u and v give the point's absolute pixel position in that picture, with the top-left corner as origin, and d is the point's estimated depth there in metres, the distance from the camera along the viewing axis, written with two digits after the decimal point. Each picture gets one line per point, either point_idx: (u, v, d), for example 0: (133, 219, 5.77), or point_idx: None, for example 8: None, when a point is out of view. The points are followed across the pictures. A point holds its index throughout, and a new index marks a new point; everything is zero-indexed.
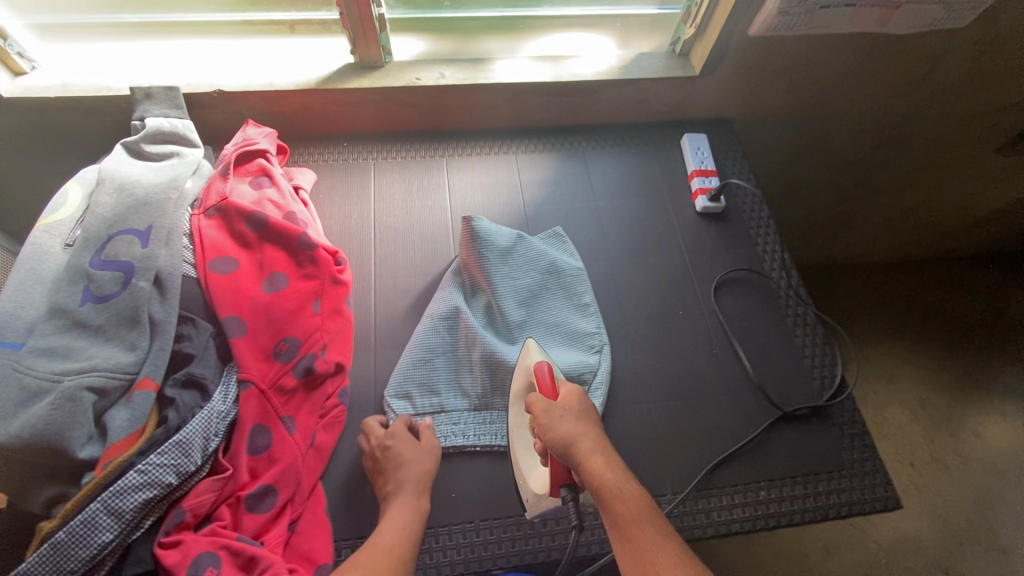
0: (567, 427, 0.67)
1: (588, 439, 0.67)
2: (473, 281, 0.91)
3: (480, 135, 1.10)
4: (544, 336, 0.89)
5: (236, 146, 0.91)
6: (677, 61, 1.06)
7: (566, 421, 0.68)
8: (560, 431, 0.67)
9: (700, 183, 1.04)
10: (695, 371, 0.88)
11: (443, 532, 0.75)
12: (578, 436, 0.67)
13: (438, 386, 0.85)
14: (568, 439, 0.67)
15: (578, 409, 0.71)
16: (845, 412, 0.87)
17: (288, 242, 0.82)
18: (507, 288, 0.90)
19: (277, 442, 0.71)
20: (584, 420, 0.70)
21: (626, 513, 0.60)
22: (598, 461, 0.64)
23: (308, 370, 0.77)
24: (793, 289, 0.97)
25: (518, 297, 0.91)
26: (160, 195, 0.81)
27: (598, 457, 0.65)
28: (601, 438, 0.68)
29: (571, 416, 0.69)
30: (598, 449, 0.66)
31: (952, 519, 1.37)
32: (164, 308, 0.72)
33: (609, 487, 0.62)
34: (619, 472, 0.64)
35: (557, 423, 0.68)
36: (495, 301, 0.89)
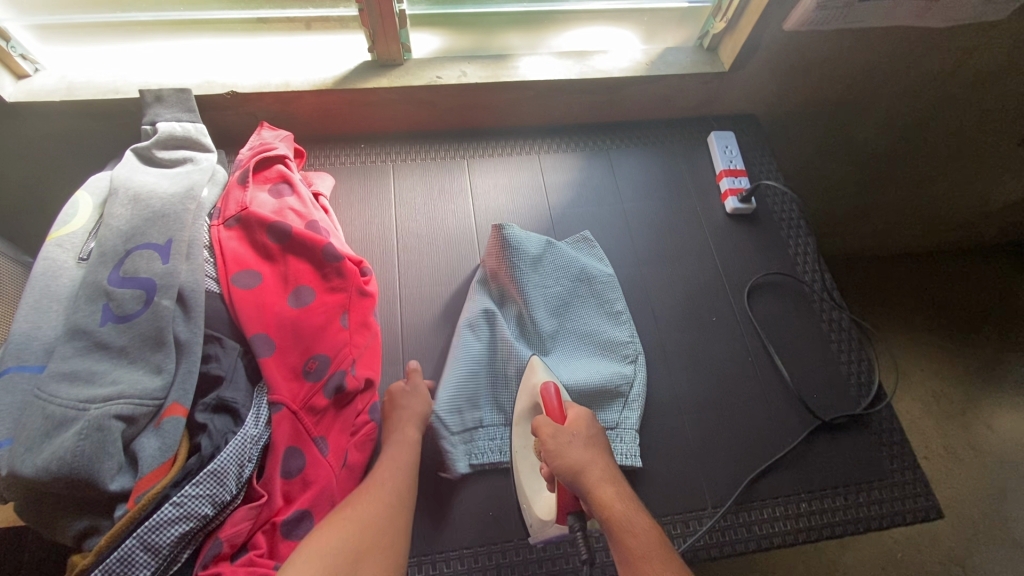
0: (576, 454, 0.69)
1: (597, 469, 0.68)
2: (504, 290, 0.89)
3: (502, 135, 1.06)
4: (576, 346, 0.88)
5: (254, 151, 0.87)
6: (705, 56, 1.02)
7: (572, 448, 0.69)
8: (568, 458, 0.69)
9: (730, 183, 1.01)
10: (730, 380, 0.87)
11: (442, 559, 0.73)
12: (589, 464, 0.68)
13: (478, 399, 0.82)
14: (577, 466, 0.68)
15: (586, 435, 0.72)
16: (884, 420, 0.86)
17: (313, 253, 0.79)
18: (539, 297, 0.89)
19: (311, 464, 0.69)
20: (593, 446, 0.71)
21: (635, 546, 0.61)
22: (607, 492, 0.66)
23: (338, 388, 0.74)
24: (827, 293, 0.95)
25: (550, 306, 0.89)
26: (177, 206, 0.77)
27: (608, 487, 0.67)
28: (608, 466, 0.70)
29: (578, 442, 0.71)
30: (607, 478, 0.68)
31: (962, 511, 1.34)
32: (189, 327, 0.69)
33: (617, 517, 0.64)
34: (627, 503, 0.66)
35: (565, 449, 0.69)
36: (527, 310, 0.87)
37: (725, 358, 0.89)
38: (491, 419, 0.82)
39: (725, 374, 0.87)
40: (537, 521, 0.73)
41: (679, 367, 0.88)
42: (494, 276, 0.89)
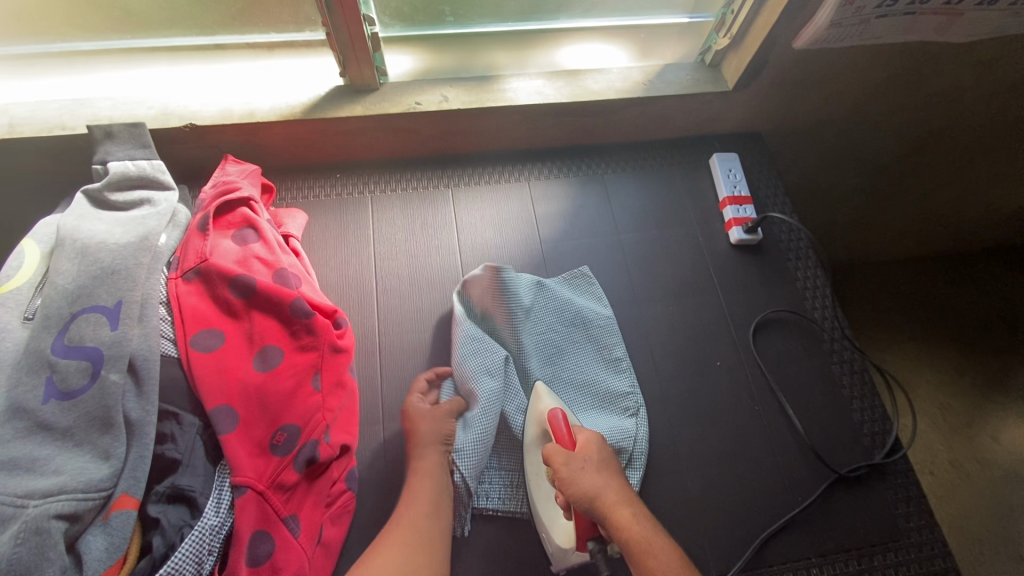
0: (592, 480, 0.64)
1: (612, 492, 0.64)
2: (497, 332, 0.82)
3: (490, 160, 0.99)
4: (575, 394, 0.81)
5: (216, 192, 0.79)
6: (707, 73, 0.95)
7: (587, 473, 0.65)
8: (583, 485, 0.64)
9: (734, 212, 0.94)
10: (737, 432, 0.81)
11: None
12: (604, 490, 0.64)
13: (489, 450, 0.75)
14: (593, 493, 0.64)
15: (600, 457, 0.68)
16: (901, 471, 0.80)
17: (281, 309, 0.72)
18: (532, 343, 0.83)
19: (281, 548, 0.63)
20: (608, 468, 0.67)
21: (658, 570, 0.59)
22: (626, 517, 0.63)
23: (310, 461, 0.68)
24: (839, 331, 0.89)
25: (545, 352, 0.83)
26: (129, 260, 0.70)
27: (625, 510, 0.63)
28: (622, 486, 0.66)
29: (593, 466, 0.66)
30: (626, 500, 0.64)
31: (973, 530, 1.21)
32: (141, 404, 0.62)
33: (637, 541, 0.61)
34: (646, 526, 0.62)
35: (580, 474, 0.65)
36: (522, 356, 0.81)
37: (732, 406, 0.82)
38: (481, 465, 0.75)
39: (731, 423, 0.81)
40: (558, 550, 0.69)
41: (681, 416, 0.81)
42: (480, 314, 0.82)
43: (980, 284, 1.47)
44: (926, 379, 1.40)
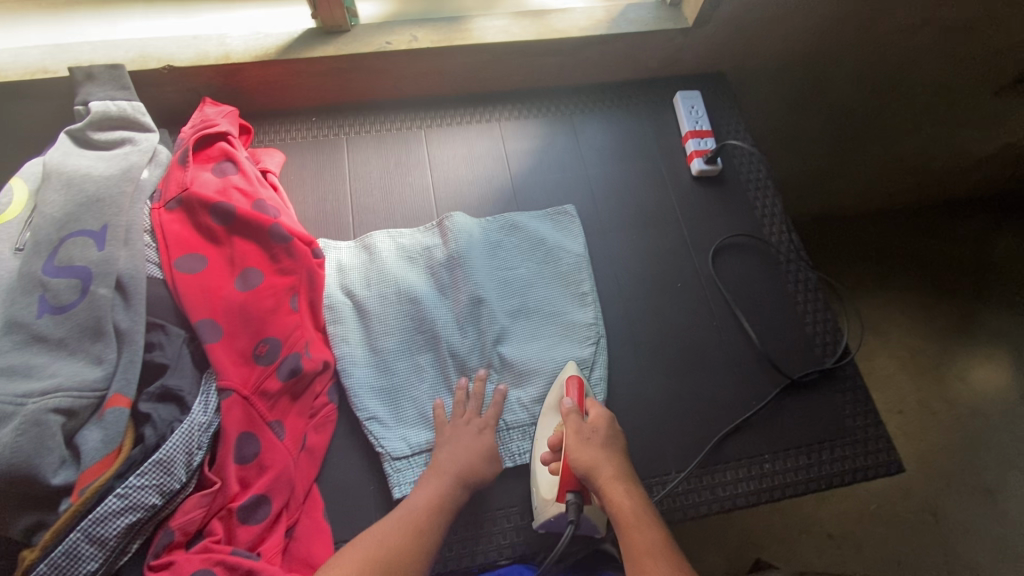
0: (592, 451, 0.69)
1: (609, 468, 0.67)
2: (451, 281, 0.86)
3: (461, 103, 1.02)
4: (537, 325, 0.87)
5: (194, 129, 0.82)
6: (668, 12, 0.98)
7: (588, 448, 0.69)
8: (579, 454, 0.69)
9: (695, 145, 0.98)
10: (697, 345, 0.86)
11: (470, 521, 0.74)
12: (602, 462, 0.68)
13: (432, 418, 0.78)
14: (591, 464, 0.68)
15: (607, 435, 0.71)
16: (849, 377, 0.85)
17: (260, 234, 0.76)
18: (493, 277, 0.88)
19: (266, 448, 0.68)
20: (614, 448, 0.70)
21: (642, 542, 0.61)
22: (618, 493, 0.65)
23: (293, 371, 0.72)
24: (794, 253, 0.93)
25: (509, 287, 0.89)
26: (113, 189, 0.74)
27: (619, 486, 0.66)
28: (624, 467, 0.69)
29: (597, 442, 0.70)
30: (621, 479, 0.67)
31: (938, 461, 1.30)
32: (129, 316, 0.67)
33: (625, 513, 0.64)
34: (638, 504, 0.65)
35: (581, 445, 0.70)
36: (482, 291, 0.86)
37: (693, 324, 0.87)
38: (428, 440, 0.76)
39: (692, 341, 0.86)
40: (541, 501, 0.73)
41: (645, 336, 0.86)
42: (412, 278, 0.86)
43: (941, 231, 1.54)
44: (895, 322, 1.45)
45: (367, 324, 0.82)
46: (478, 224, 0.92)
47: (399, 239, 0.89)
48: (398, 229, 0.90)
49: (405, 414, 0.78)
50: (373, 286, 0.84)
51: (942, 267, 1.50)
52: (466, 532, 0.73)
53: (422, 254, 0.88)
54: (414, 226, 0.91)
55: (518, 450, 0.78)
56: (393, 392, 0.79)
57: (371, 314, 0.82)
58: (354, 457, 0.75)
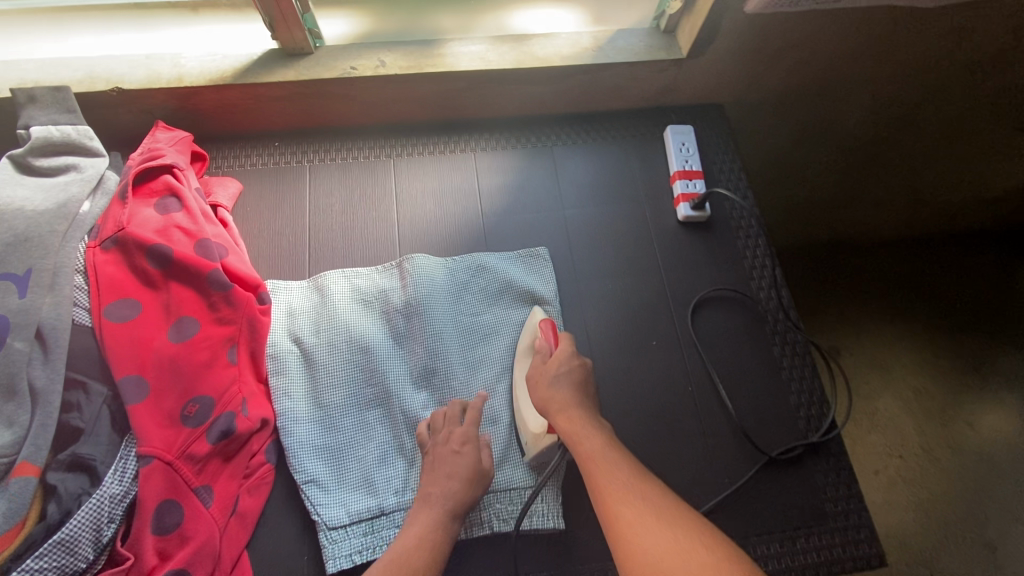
0: (540, 389, 0.70)
1: (558, 397, 0.68)
2: (408, 329, 0.81)
3: (437, 128, 0.96)
4: (497, 380, 0.80)
5: (139, 159, 0.77)
6: (661, 40, 0.90)
7: (543, 384, 0.70)
8: (537, 393, 0.70)
9: (683, 187, 0.91)
10: (670, 412, 0.79)
11: None
12: (549, 397, 0.69)
13: (375, 483, 0.73)
14: (543, 399, 0.69)
15: (563, 369, 0.71)
16: (834, 455, 0.78)
17: (198, 279, 0.71)
18: (454, 325, 0.82)
19: (190, 518, 0.63)
20: (570, 379, 0.70)
21: (586, 453, 0.62)
22: (567, 417, 0.66)
23: (225, 432, 0.67)
24: (783, 312, 0.86)
25: (470, 337, 0.82)
26: (43, 227, 0.69)
27: (563, 412, 0.67)
28: (576, 394, 0.69)
29: (550, 376, 0.71)
30: (570, 405, 0.68)
31: (939, 511, 1.20)
32: (47, 372, 0.62)
33: (571, 434, 0.65)
34: (585, 422, 0.66)
35: (540, 381, 0.71)
36: (439, 342, 0.80)
37: (665, 387, 0.81)
38: (369, 509, 0.71)
39: (664, 404, 0.80)
40: (533, 438, 0.73)
41: (614, 397, 0.80)
42: (365, 325, 0.80)
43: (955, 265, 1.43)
44: (902, 361, 1.34)
45: (313, 374, 0.77)
46: (441, 264, 0.86)
47: (355, 279, 0.83)
48: (355, 269, 0.84)
49: (347, 476, 0.73)
50: (322, 333, 0.79)
51: (959, 306, 1.38)
52: None
53: (378, 297, 0.82)
54: (373, 265, 0.86)
55: (490, 519, 0.71)
56: (336, 451, 0.74)
57: (317, 365, 0.77)
58: (290, 522, 0.71)
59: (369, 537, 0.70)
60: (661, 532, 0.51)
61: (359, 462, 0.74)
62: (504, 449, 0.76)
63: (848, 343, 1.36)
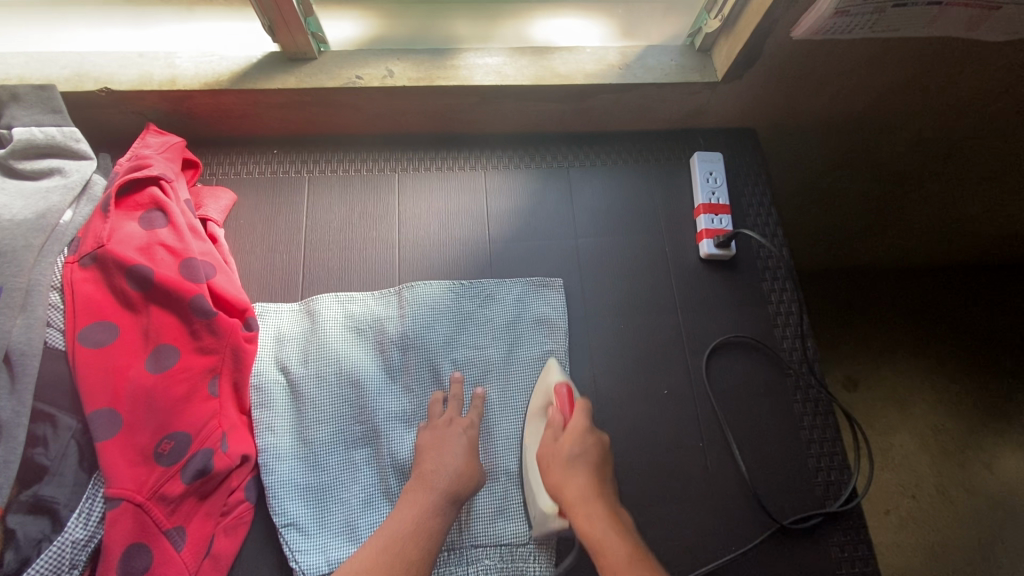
0: (556, 474, 0.65)
1: (574, 486, 0.63)
2: (403, 362, 0.76)
3: (447, 141, 0.90)
4: (495, 423, 0.75)
5: (124, 169, 0.72)
6: (695, 60, 0.83)
7: (558, 467, 0.65)
8: (551, 476, 0.65)
9: (708, 222, 0.84)
10: (678, 467, 0.74)
11: None
12: (564, 483, 0.64)
13: (357, 529, 0.69)
14: (557, 484, 0.64)
15: (579, 450, 0.65)
16: (850, 526, 0.73)
17: (180, 304, 0.67)
18: (453, 359, 0.77)
19: (160, 562, 0.60)
20: (587, 460, 0.65)
21: (598, 542, 0.58)
22: (582, 512, 0.61)
23: (200, 472, 0.63)
24: (806, 364, 0.80)
25: (470, 374, 0.77)
26: (18, 240, 0.65)
27: (575, 491, 0.63)
28: (594, 480, 0.64)
29: (564, 458, 0.65)
30: (586, 495, 0.62)
31: (948, 556, 1.12)
32: (12, 402, 0.58)
33: (582, 520, 0.60)
34: (599, 505, 0.61)
35: (553, 465, 0.65)
36: (435, 378, 0.76)
37: (674, 441, 0.75)
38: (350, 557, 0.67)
39: (671, 460, 0.74)
40: (541, 515, 0.67)
41: (618, 450, 0.74)
42: (358, 356, 0.76)
43: (990, 297, 1.32)
44: (924, 399, 1.26)
45: (301, 407, 0.73)
46: (443, 293, 0.80)
47: (350, 305, 0.78)
48: (350, 293, 0.79)
49: (329, 520, 0.69)
50: (311, 362, 0.75)
51: (988, 349, 1.29)
52: None
53: (374, 326, 0.78)
54: (370, 290, 0.81)
55: (478, 575, 0.68)
56: (320, 491, 0.70)
57: (305, 399, 0.73)
58: (265, 567, 0.67)
59: None
60: None
61: (344, 503, 0.70)
62: (497, 499, 0.71)
63: (865, 372, 1.28)
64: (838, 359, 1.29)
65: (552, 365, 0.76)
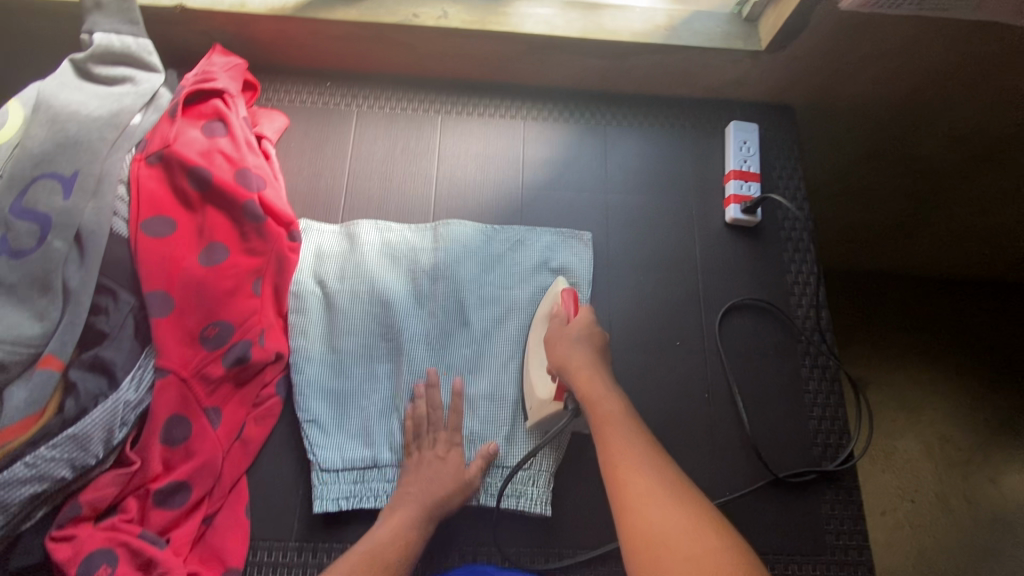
0: (559, 351, 0.69)
1: (575, 359, 0.67)
2: (431, 291, 0.81)
3: (491, 90, 0.93)
4: (511, 357, 0.78)
5: (191, 79, 0.78)
6: (740, 28, 0.85)
7: (559, 345, 0.70)
8: (554, 353, 0.70)
9: (736, 188, 0.87)
10: (681, 413, 0.77)
11: (430, 549, 0.69)
12: (568, 359, 0.68)
13: (373, 435, 0.74)
14: (560, 361, 0.69)
15: (581, 332, 0.70)
16: (843, 487, 0.75)
17: (234, 207, 0.72)
18: (477, 294, 0.81)
19: (197, 435, 0.65)
20: (587, 342, 0.69)
21: (601, 412, 0.62)
22: (584, 376, 0.66)
23: (240, 360, 0.69)
24: (818, 333, 0.82)
25: (491, 309, 0.81)
26: (93, 133, 0.70)
27: (585, 372, 0.66)
28: (595, 358, 0.68)
29: (568, 337, 0.70)
30: (586, 365, 0.67)
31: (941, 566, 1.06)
32: (81, 274, 0.64)
33: (589, 393, 0.64)
34: (606, 385, 0.65)
35: (558, 343, 0.70)
36: (459, 308, 0.80)
37: (679, 392, 0.78)
38: (363, 458, 0.72)
39: (675, 408, 0.78)
40: (538, 404, 0.71)
41: (626, 392, 0.78)
42: (390, 280, 0.81)
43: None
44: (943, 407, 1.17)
45: (332, 320, 0.78)
46: (474, 232, 0.84)
47: (386, 233, 0.83)
48: (388, 223, 0.84)
49: (347, 423, 0.74)
50: (346, 280, 0.80)
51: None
52: (428, 563, 0.69)
53: (408, 255, 0.82)
54: (407, 222, 0.85)
55: (478, 490, 0.72)
56: (342, 397, 0.75)
57: (336, 311, 0.78)
58: (289, 458, 0.73)
59: (359, 484, 0.71)
60: (671, 509, 0.50)
61: (363, 413, 0.75)
62: (494, 426, 0.75)
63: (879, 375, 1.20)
64: (849, 356, 1.21)
65: (558, 284, 0.79)
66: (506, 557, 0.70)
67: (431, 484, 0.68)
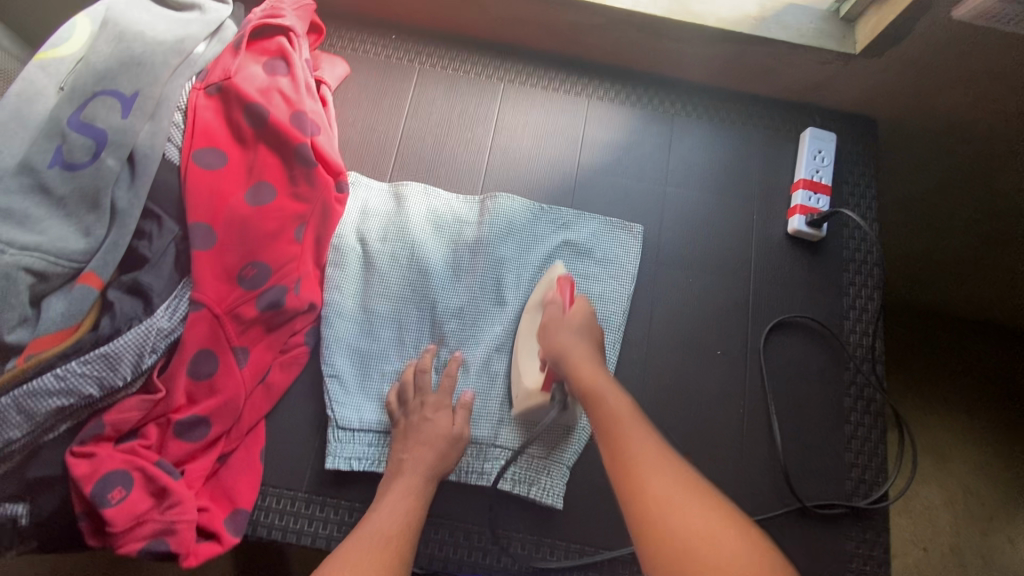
0: (561, 339, 0.66)
1: (575, 351, 0.64)
2: (470, 264, 0.78)
3: (558, 63, 0.89)
4: None
5: (259, 14, 0.76)
6: (836, 28, 0.80)
7: (557, 334, 0.67)
8: (550, 343, 0.67)
9: (804, 198, 0.82)
10: (711, 424, 0.74)
11: (437, 521, 0.68)
12: (569, 349, 0.64)
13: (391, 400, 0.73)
14: (559, 351, 0.65)
15: (580, 325, 0.67)
16: (872, 526, 0.72)
17: (286, 149, 0.70)
18: (515, 272, 0.78)
19: (223, 372, 0.65)
20: (585, 334, 0.67)
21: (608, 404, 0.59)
22: (587, 368, 0.62)
23: (273, 304, 0.68)
24: (869, 363, 0.78)
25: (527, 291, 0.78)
26: (158, 56, 0.69)
27: (587, 365, 0.63)
28: (592, 351, 0.65)
29: (567, 328, 0.67)
30: (584, 357, 0.64)
31: None
32: (130, 195, 0.63)
33: (592, 386, 0.60)
34: (609, 381, 0.61)
35: (556, 331, 0.67)
36: (495, 284, 0.77)
37: (713, 401, 0.75)
38: (379, 422, 0.71)
39: (706, 417, 0.74)
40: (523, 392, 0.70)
41: (657, 394, 0.75)
42: (432, 247, 0.78)
43: None
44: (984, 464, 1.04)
45: (367, 279, 0.77)
46: (520, 210, 0.81)
47: (434, 201, 0.81)
48: (437, 190, 0.81)
49: (369, 384, 0.73)
50: (389, 242, 0.78)
51: None
52: (433, 533, 0.68)
53: (452, 224, 0.80)
54: (455, 191, 0.82)
55: (490, 471, 0.70)
56: (367, 358, 0.74)
57: (374, 270, 0.77)
58: (309, 410, 0.72)
59: (373, 448, 0.70)
60: (696, 508, 0.48)
61: (384, 376, 0.74)
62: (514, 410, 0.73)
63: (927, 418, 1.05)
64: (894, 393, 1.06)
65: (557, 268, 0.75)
66: (513, 539, 0.68)
67: (450, 457, 0.66)
